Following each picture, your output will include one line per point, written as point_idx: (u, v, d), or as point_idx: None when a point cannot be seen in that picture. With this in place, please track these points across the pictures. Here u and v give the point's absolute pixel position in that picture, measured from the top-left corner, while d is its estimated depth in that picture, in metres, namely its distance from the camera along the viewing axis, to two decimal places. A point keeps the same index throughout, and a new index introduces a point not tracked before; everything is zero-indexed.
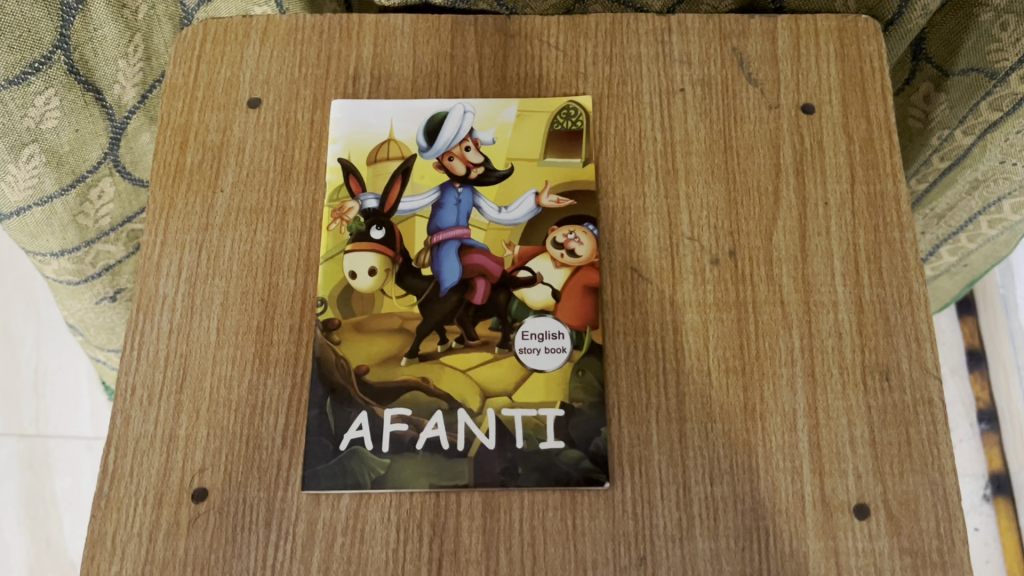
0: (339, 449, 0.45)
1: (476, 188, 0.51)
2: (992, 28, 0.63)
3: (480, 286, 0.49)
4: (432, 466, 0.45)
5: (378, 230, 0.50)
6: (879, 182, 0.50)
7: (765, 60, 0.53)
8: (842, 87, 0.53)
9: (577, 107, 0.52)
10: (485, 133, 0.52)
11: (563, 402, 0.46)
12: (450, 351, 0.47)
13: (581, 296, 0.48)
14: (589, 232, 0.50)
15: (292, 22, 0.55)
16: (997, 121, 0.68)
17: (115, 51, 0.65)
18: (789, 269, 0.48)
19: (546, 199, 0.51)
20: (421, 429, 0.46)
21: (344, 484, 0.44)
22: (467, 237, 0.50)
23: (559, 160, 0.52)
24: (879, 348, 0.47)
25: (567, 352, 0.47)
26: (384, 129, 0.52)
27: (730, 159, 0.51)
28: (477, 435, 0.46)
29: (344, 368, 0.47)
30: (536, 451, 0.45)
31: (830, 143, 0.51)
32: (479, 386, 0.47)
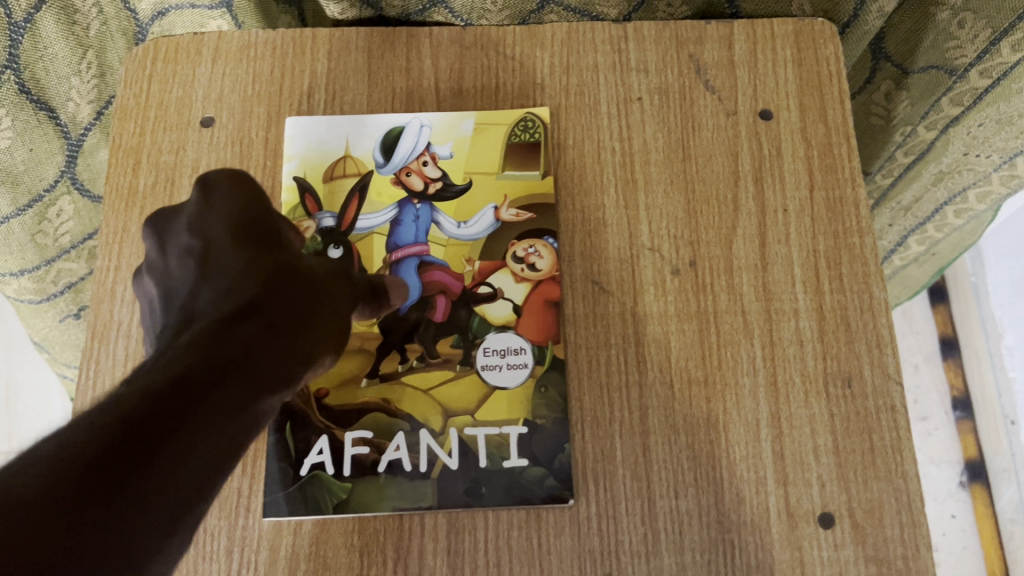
0: (300, 474, 0.45)
1: (435, 204, 0.51)
2: (950, 26, 0.63)
3: (440, 304, 0.48)
4: (395, 489, 0.44)
5: (336, 249, 0.49)
6: (838, 187, 0.50)
7: (723, 66, 0.53)
8: (800, 92, 0.52)
9: (535, 120, 0.52)
10: (443, 148, 0.52)
11: (526, 419, 0.46)
12: (411, 370, 0.47)
13: (542, 311, 0.48)
14: (548, 246, 0.50)
15: (244, 38, 0.54)
16: (958, 116, 0.68)
17: (67, 69, 0.63)
18: (750, 278, 0.48)
19: (505, 212, 0.50)
20: (383, 452, 0.45)
21: (306, 510, 0.44)
22: (427, 253, 0.49)
23: (517, 173, 0.51)
24: (841, 355, 0.47)
25: (529, 368, 0.47)
26: (340, 145, 0.52)
27: (689, 167, 0.51)
28: (440, 456, 0.45)
29: (303, 390, 0.46)
30: (500, 470, 0.45)
31: (789, 149, 0.51)
32: (440, 406, 0.46)
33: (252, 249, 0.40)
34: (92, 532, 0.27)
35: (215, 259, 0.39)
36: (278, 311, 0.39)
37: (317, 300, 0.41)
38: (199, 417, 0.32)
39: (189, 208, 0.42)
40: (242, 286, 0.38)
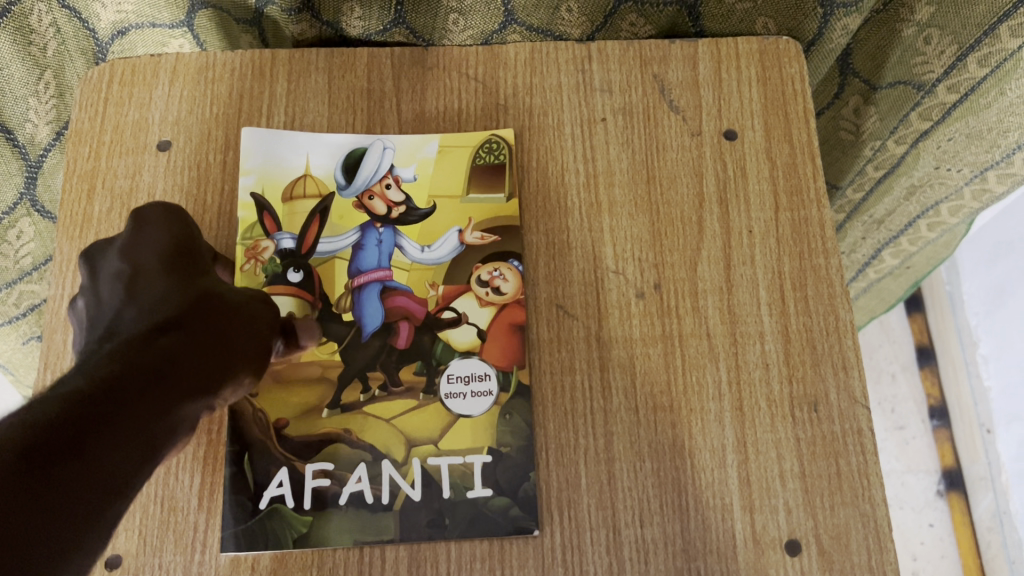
0: (259, 507, 0.44)
1: (398, 227, 0.50)
2: (916, 42, 0.62)
3: (403, 330, 0.48)
4: (357, 522, 0.43)
5: (296, 272, 0.49)
6: (804, 208, 0.50)
7: (687, 86, 0.53)
8: (765, 111, 0.52)
9: (500, 142, 0.51)
10: (407, 170, 0.51)
11: (491, 447, 0.45)
12: (373, 400, 0.46)
13: (506, 337, 0.47)
14: (514, 269, 0.49)
15: (202, 60, 0.53)
16: (927, 131, 0.68)
17: (24, 90, 0.62)
18: (715, 301, 0.48)
19: (470, 235, 0.50)
20: (344, 484, 0.44)
21: (265, 544, 0.43)
22: (390, 278, 0.49)
23: (482, 196, 0.50)
24: (807, 378, 0.46)
25: (494, 395, 0.46)
26: (300, 164, 0.51)
27: (653, 189, 0.50)
28: (403, 487, 0.44)
29: (262, 423, 0.45)
30: (463, 500, 0.44)
31: (753, 170, 0.51)
32: (403, 435, 0.45)
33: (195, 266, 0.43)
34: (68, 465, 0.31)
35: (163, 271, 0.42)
36: (205, 331, 0.40)
37: (248, 321, 0.42)
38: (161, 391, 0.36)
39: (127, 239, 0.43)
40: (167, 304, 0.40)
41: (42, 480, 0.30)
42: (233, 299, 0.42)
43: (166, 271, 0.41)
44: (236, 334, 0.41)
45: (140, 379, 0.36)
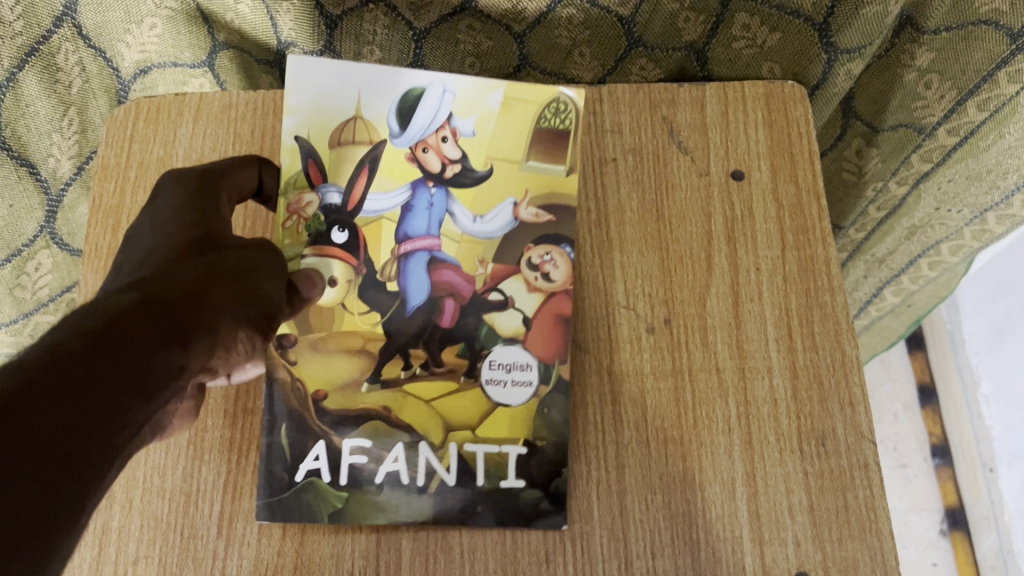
0: (295, 480, 0.46)
1: (451, 190, 0.50)
2: (917, 87, 0.64)
3: (448, 307, 0.49)
4: (391, 501, 0.46)
5: (340, 232, 0.49)
6: (810, 247, 0.51)
7: (695, 129, 0.54)
8: (771, 153, 0.54)
9: (569, 102, 0.51)
10: (466, 123, 0.50)
11: (526, 439, 0.48)
12: (415, 378, 0.48)
13: (553, 325, 0.49)
14: (565, 255, 0.50)
15: (225, 99, 0.55)
16: (928, 173, 0.70)
17: (49, 126, 0.64)
18: (724, 336, 0.49)
19: (523, 211, 0.50)
20: (381, 463, 0.47)
21: (300, 517, 0.45)
22: (438, 248, 0.50)
23: (541, 165, 0.51)
24: (815, 413, 0.47)
25: (533, 386, 0.48)
26: (351, 102, 0.50)
27: (663, 227, 0.52)
28: (439, 471, 0.47)
29: (300, 392, 0.47)
30: (497, 489, 0.47)
31: (760, 210, 0.52)
32: (440, 419, 0.47)
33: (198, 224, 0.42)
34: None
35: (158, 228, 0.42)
36: (182, 291, 0.35)
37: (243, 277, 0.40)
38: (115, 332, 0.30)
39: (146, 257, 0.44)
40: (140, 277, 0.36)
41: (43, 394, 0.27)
42: (224, 263, 0.39)
43: (162, 254, 0.39)
44: (223, 295, 0.37)
45: (101, 342, 0.30)
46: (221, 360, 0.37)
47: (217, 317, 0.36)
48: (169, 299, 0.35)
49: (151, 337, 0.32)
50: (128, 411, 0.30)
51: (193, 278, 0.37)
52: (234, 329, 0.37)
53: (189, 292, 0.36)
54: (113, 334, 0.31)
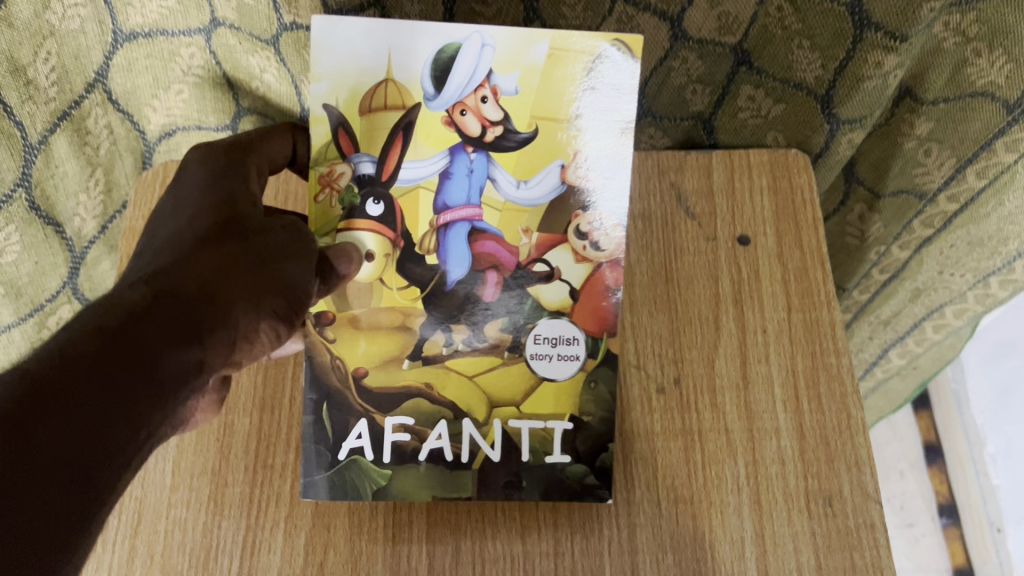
0: (338, 458, 0.48)
1: (492, 154, 0.47)
2: (917, 154, 0.65)
3: (490, 280, 0.48)
4: (435, 480, 0.48)
5: (376, 204, 0.47)
6: (815, 310, 0.52)
7: (702, 194, 0.56)
8: (776, 219, 0.55)
9: (623, 49, 0.46)
10: (507, 80, 0.46)
11: (573, 415, 0.49)
12: (456, 355, 0.48)
13: (599, 297, 0.49)
14: (614, 221, 0.48)
15: None
16: (930, 238, 0.72)
17: (76, 186, 0.66)
18: (732, 397, 0.50)
19: (571, 173, 0.48)
20: (424, 440, 0.48)
21: (346, 495, 0.47)
22: (479, 218, 0.48)
23: (590, 123, 0.47)
24: (822, 474, 0.48)
25: (581, 360, 0.49)
26: (381, 64, 0.46)
27: (672, 290, 0.53)
28: (483, 447, 0.48)
29: (339, 370, 0.48)
30: (542, 464, 0.48)
31: (766, 274, 0.54)
32: (485, 397, 0.48)
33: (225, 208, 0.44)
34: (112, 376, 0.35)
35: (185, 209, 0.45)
36: (191, 294, 0.40)
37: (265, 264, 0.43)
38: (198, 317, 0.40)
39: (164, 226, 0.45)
40: (157, 269, 0.41)
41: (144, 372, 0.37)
42: (249, 248, 0.43)
43: (180, 242, 0.42)
44: (241, 287, 0.42)
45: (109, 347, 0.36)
46: (244, 347, 0.42)
47: (232, 310, 0.41)
48: (184, 298, 0.40)
49: (161, 338, 0.38)
50: (142, 410, 0.36)
51: (211, 271, 0.41)
52: (253, 321, 0.42)
53: (203, 288, 0.41)
54: (124, 337, 0.37)
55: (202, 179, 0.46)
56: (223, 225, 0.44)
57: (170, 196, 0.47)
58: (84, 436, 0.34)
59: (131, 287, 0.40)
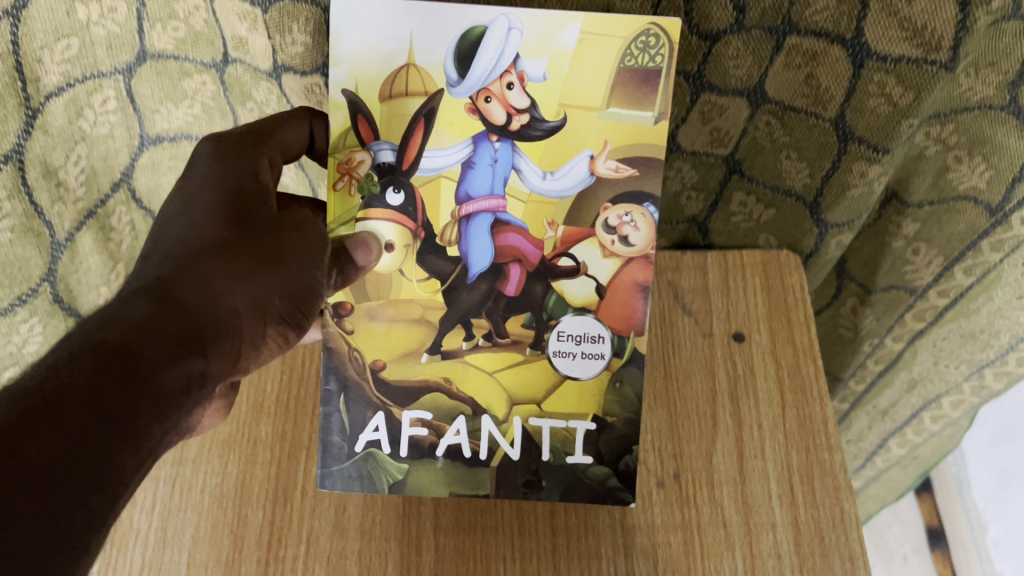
0: (357, 450, 0.51)
1: (517, 142, 0.45)
2: (905, 253, 0.68)
3: (514, 275, 0.48)
4: (452, 475, 0.51)
5: (396, 193, 0.47)
6: (808, 405, 0.54)
7: (698, 292, 0.59)
8: (769, 316, 0.58)
9: (660, 35, 0.42)
10: (535, 66, 0.44)
11: (595, 415, 0.51)
12: (476, 350, 0.50)
13: (627, 296, 0.49)
14: (645, 215, 0.47)
15: None
16: (922, 330, 0.74)
17: (97, 278, 0.73)
18: (730, 491, 0.52)
19: (601, 165, 0.46)
20: (443, 435, 0.51)
21: (364, 485, 0.51)
22: (502, 209, 0.47)
23: (623, 112, 0.44)
24: (817, 568, 0.49)
25: (606, 359, 0.50)
26: (402, 48, 0.44)
27: (670, 384, 0.56)
28: (502, 445, 0.51)
29: (358, 362, 0.50)
30: (562, 463, 0.51)
31: (761, 370, 0.56)
32: (505, 391, 0.50)
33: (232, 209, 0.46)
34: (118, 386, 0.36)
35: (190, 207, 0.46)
36: (196, 306, 0.42)
37: (270, 269, 0.45)
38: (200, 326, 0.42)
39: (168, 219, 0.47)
40: (163, 277, 0.43)
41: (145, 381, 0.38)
42: (254, 253, 0.45)
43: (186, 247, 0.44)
44: (245, 296, 0.44)
45: (113, 360, 0.37)
46: (248, 352, 0.45)
47: (235, 318, 0.44)
48: (188, 308, 0.42)
49: (162, 353, 0.39)
50: (144, 425, 0.37)
51: (215, 277, 0.43)
52: (258, 329, 0.45)
53: (206, 297, 0.43)
54: (126, 351, 0.38)
55: (212, 170, 0.47)
56: (230, 229, 0.45)
57: (181, 187, 0.48)
58: (83, 451, 0.34)
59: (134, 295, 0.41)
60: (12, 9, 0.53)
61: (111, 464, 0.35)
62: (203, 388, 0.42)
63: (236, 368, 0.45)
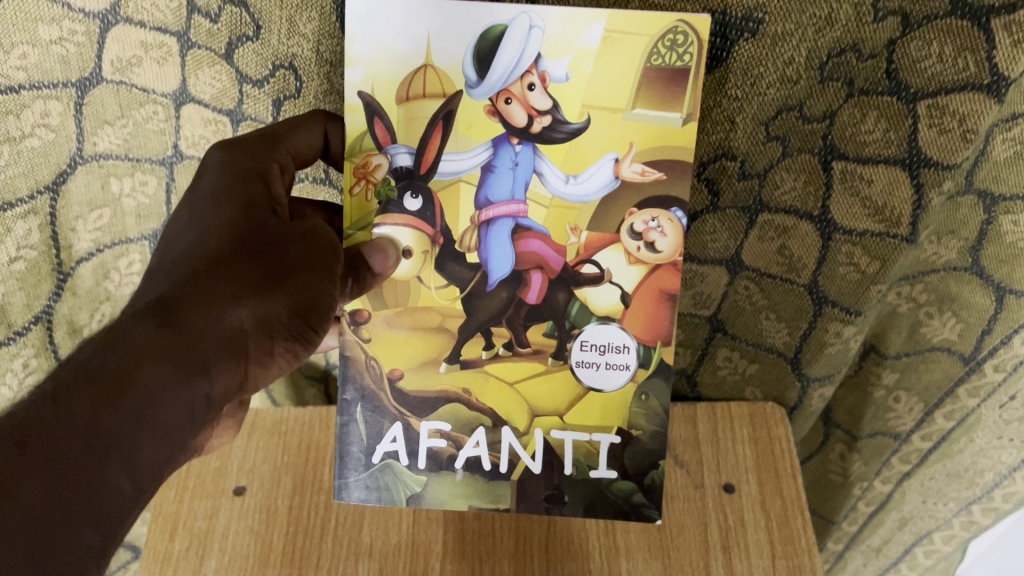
0: (374, 460, 0.54)
1: (539, 145, 0.46)
2: (886, 400, 0.71)
3: (536, 281, 0.49)
4: (472, 489, 0.54)
5: (414, 198, 0.48)
6: (797, 555, 0.56)
7: (689, 443, 0.62)
8: (757, 467, 0.61)
9: (688, 32, 0.43)
10: (557, 66, 0.44)
11: (618, 428, 0.52)
12: (495, 360, 0.52)
13: (654, 305, 0.49)
14: (673, 221, 0.47)
15: (277, 415, 0.65)
16: (908, 472, 0.76)
17: None
18: None
19: (627, 169, 0.46)
20: (461, 448, 0.54)
21: (385, 497, 0.55)
22: (523, 215, 0.48)
23: (648, 114, 0.45)
24: None
25: (629, 370, 0.51)
26: (420, 49, 0.45)
27: (664, 535, 0.57)
28: (523, 458, 0.54)
29: (375, 371, 0.52)
30: (584, 477, 0.54)
31: (751, 521, 0.58)
32: (526, 401, 0.52)
33: (244, 214, 0.47)
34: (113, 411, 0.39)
35: (202, 211, 0.48)
36: (201, 320, 0.44)
37: (289, 284, 0.47)
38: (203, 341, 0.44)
39: (182, 218, 0.48)
40: (168, 296, 0.44)
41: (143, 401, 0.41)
42: (263, 265, 0.47)
43: (194, 262, 0.46)
44: (251, 310, 0.46)
45: (107, 387, 0.40)
46: (257, 368, 0.48)
47: (241, 335, 0.46)
48: (189, 332, 0.44)
49: (167, 376, 0.42)
50: (144, 450, 0.40)
51: (218, 298, 0.45)
52: (268, 343, 0.47)
53: (210, 315, 0.45)
54: (122, 377, 0.40)
55: (221, 182, 0.48)
56: (241, 237, 0.47)
57: (191, 189, 0.49)
58: (80, 470, 0.38)
59: (138, 316, 0.43)
60: (52, 185, 0.58)
61: (108, 490, 0.38)
62: (210, 407, 0.45)
63: (244, 385, 0.47)
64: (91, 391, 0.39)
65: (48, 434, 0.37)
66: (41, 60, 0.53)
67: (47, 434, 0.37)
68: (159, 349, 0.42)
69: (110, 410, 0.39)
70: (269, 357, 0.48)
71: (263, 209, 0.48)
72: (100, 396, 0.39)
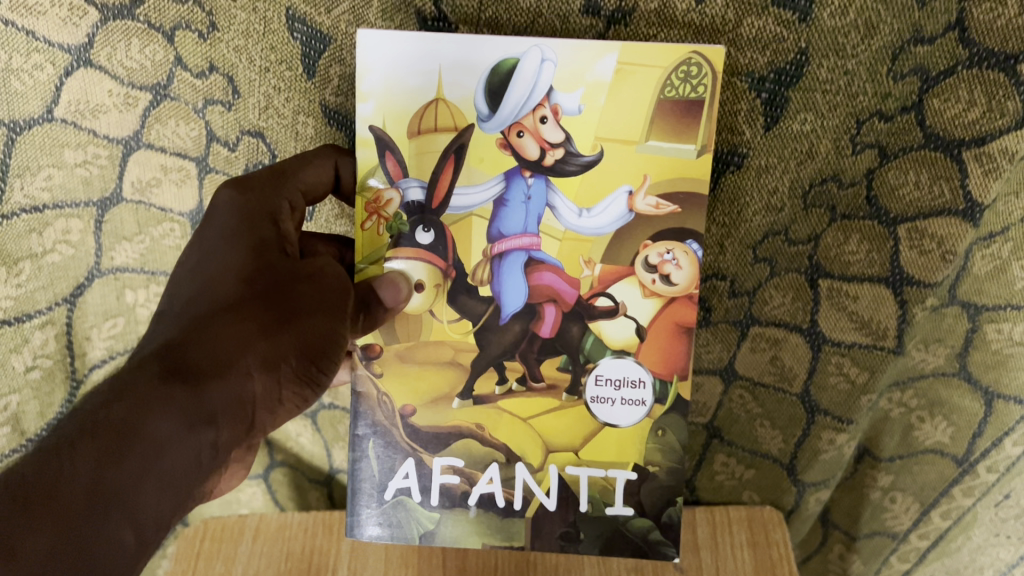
0: (387, 496, 0.55)
1: (551, 178, 0.48)
2: (883, 501, 0.72)
3: (548, 314, 0.50)
4: (487, 526, 0.55)
5: (426, 232, 0.50)
6: None
7: (688, 547, 0.62)
8: (756, 571, 0.61)
9: (702, 64, 0.44)
10: (570, 99, 0.46)
11: (635, 462, 0.52)
12: (507, 395, 0.52)
13: (669, 337, 0.50)
14: (687, 254, 0.48)
15: (281, 519, 0.65)
16: (908, 570, 0.77)
17: None
18: None
19: (641, 202, 0.47)
20: (476, 484, 0.54)
21: (399, 534, 0.56)
22: (535, 248, 0.49)
23: (663, 146, 0.46)
24: None
25: (645, 405, 0.51)
26: (432, 83, 0.47)
27: None
28: (537, 494, 0.54)
29: (388, 405, 0.53)
30: (600, 514, 0.54)
31: None
32: (539, 437, 0.53)
33: (251, 259, 0.48)
34: (118, 463, 0.39)
35: (212, 255, 0.48)
36: (206, 364, 0.44)
37: (295, 328, 0.48)
38: (209, 386, 0.44)
39: (189, 263, 0.49)
40: (175, 341, 0.45)
41: (151, 449, 0.41)
42: (271, 310, 0.47)
43: (202, 310, 0.47)
44: (258, 355, 0.46)
45: (112, 437, 0.40)
46: (264, 414, 0.47)
47: (248, 382, 0.46)
48: (196, 377, 0.44)
49: (174, 427, 0.42)
50: (150, 501, 0.40)
51: (226, 346, 0.45)
52: (274, 388, 0.47)
53: (217, 359, 0.45)
54: (128, 426, 0.40)
55: (229, 223, 0.49)
56: (249, 282, 0.47)
57: (200, 230, 0.50)
58: (83, 523, 0.38)
59: (143, 363, 0.43)
60: (70, 297, 0.61)
61: (110, 544, 0.38)
62: (217, 455, 0.44)
63: (252, 430, 0.47)
64: (97, 441, 0.39)
65: (52, 487, 0.37)
66: (65, 181, 0.56)
67: (50, 488, 0.37)
68: (168, 396, 0.42)
69: (115, 461, 0.39)
70: (274, 406, 0.48)
71: (270, 251, 0.49)
72: (106, 446, 0.39)
